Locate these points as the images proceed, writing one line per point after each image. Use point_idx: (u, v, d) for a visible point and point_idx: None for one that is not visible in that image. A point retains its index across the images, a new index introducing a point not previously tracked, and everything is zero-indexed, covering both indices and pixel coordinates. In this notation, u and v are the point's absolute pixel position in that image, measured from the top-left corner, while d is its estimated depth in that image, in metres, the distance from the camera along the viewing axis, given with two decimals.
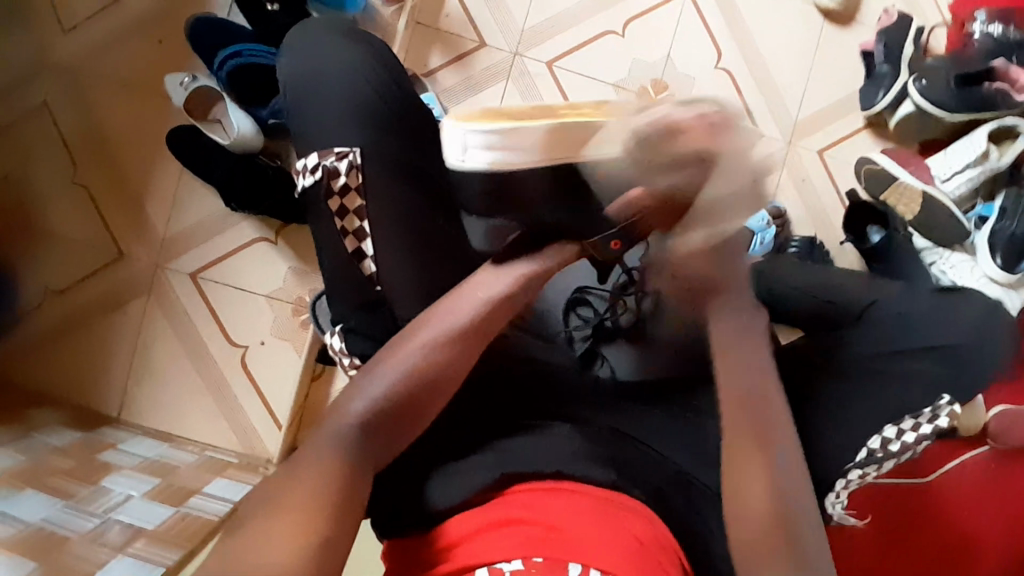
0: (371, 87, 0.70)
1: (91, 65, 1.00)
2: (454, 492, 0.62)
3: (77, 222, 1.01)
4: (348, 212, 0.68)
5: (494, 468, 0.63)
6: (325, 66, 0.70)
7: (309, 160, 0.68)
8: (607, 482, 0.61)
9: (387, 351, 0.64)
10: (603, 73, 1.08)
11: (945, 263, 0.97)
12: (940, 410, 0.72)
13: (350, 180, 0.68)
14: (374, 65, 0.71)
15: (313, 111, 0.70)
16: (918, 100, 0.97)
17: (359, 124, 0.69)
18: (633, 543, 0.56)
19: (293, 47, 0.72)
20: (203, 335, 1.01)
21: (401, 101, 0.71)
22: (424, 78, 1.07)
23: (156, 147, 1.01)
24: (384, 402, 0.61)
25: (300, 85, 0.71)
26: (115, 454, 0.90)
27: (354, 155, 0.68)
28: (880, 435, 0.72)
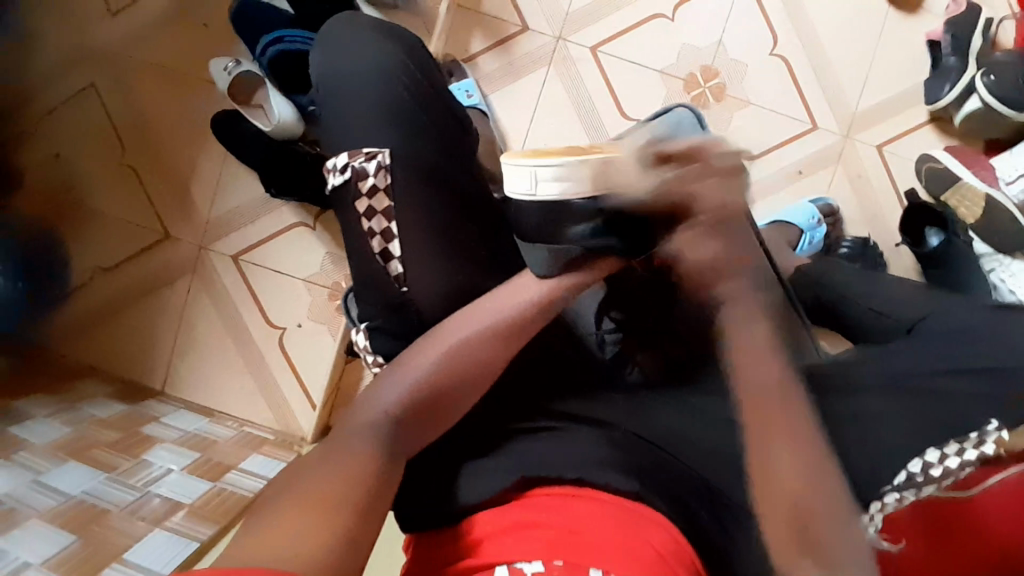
0: (402, 87, 0.69)
1: (144, 51, 1.04)
2: (481, 489, 0.62)
3: (128, 204, 1.05)
4: (376, 213, 0.67)
5: (515, 471, 0.62)
6: (357, 63, 0.70)
7: (339, 159, 0.68)
8: (632, 491, 0.58)
9: (413, 348, 0.61)
10: (649, 59, 1.04)
11: (1004, 271, 0.89)
12: (986, 436, 0.63)
13: (378, 181, 0.67)
14: (407, 64, 0.70)
15: (342, 108, 0.69)
16: (986, 97, 0.89)
17: (388, 124, 0.68)
18: (654, 555, 0.53)
19: (327, 41, 0.72)
20: (242, 316, 1.04)
21: (431, 101, 0.71)
22: (464, 64, 1.06)
23: (202, 133, 1.04)
24: (406, 400, 0.58)
25: (332, 81, 0.70)
26: (158, 428, 0.94)
27: (382, 156, 0.67)
28: (920, 460, 0.63)
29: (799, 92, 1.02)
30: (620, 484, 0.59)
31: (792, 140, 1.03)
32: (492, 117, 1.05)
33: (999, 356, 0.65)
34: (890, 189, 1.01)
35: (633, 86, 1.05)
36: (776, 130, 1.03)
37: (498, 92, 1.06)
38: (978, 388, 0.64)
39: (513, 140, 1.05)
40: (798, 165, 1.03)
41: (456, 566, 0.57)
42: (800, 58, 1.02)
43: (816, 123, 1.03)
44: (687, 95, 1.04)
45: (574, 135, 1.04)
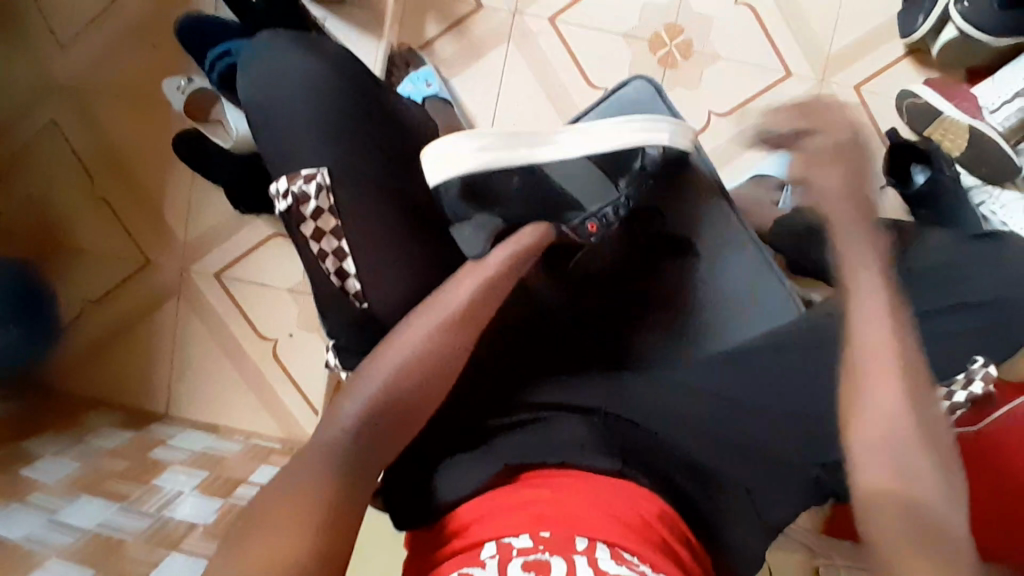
0: (335, 109, 0.66)
1: (97, 77, 1.02)
2: (461, 486, 0.57)
3: (104, 235, 1.05)
4: (324, 234, 0.65)
5: (502, 456, 0.58)
6: (287, 91, 0.67)
7: (279, 184, 0.66)
8: (613, 470, 0.56)
9: (369, 361, 0.59)
10: (611, 23, 1.01)
11: (995, 203, 0.88)
12: (974, 375, 0.65)
13: (321, 202, 0.65)
14: (337, 85, 0.67)
15: (279, 139, 0.67)
16: (959, 25, 0.85)
17: (319, 140, 0.65)
18: (639, 522, 0.52)
19: (255, 67, 0.69)
20: (234, 331, 1.05)
21: (366, 116, 0.68)
22: (421, 51, 1.03)
23: (167, 156, 1.03)
24: (366, 420, 0.55)
25: (264, 110, 0.68)
26: (166, 451, 0.96)
27: (321, 175, 0.65)
28: (919, 409, 0.65)
29: (770, 39, 0.99)
30: (601, 465, 0.56)
31: (766, 90, 1.00)
32: (457, 102, 1.02)
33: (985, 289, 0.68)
34: (874, 131, 0.98)
35: (598, 51, 1.01)
36: (750, 81, 1.00)
37: (459, 76, 1.03)
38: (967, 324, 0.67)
39: (481, 122, 1.03)
40: (775, 116, 1.00)
41: (443, 552, 0.54)
42: (767, 4, 0.98)
43: (790, 69, 0.99)
44: (654, 56, 1.01)
45: (542, 110, 1.02)
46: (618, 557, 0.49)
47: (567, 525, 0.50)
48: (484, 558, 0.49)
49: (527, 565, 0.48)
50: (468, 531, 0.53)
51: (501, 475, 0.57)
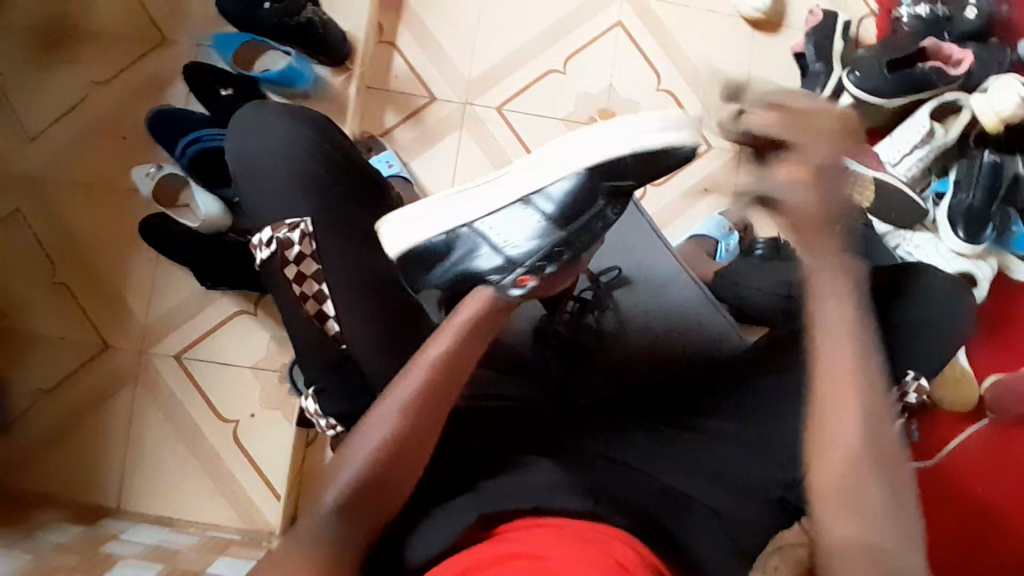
0: (317, 175, 0.71)
1: (64, 168, 1.06)
2: (430, 545, 0.56)
3: (62, 321, 1.04)
4: (306, 278, 0.68)
5: (472, 510, 0.57)
6: (269, 158, 0.71)
7: (263, 233, 0.69)
8: (585, 509, 0.56)
9: (347, 444, 0.59)
10: (552, 109, 1.13)
11: (910, 243, 1.02)
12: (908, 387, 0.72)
13: (304, 248, 0.68)
14: (317, 154, 0.72)
15: (260, 197, 0.71)
16: (855, 93, 1.03)
17: (300, 199, 0.70)
18: (611, 563, 0.50)
19: (238, 136, 0.74)
20: (192, 415, 1.02)
21: (343, 180, 0.73)
22: (381, 138, 1.12)
23: (131, 242, 1.05)
24: (348, 503, 0.56)
25: (247, 173, 0.72)
26: (119, 544, 0.89)
27: (304, 224, 0.69)
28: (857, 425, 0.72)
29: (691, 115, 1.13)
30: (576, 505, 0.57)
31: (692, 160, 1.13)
32: (416, 181, 1.10)
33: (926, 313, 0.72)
34: None
35: (543, 134, 1.13)
36: None
37: (418, 159, 1.11)
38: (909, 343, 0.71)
39: None
40: (702, 183, 1.12)
41: None
42: (685, 88, 1.14)
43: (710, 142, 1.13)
44: None
45: None
46: None
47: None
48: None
49: None
50: None
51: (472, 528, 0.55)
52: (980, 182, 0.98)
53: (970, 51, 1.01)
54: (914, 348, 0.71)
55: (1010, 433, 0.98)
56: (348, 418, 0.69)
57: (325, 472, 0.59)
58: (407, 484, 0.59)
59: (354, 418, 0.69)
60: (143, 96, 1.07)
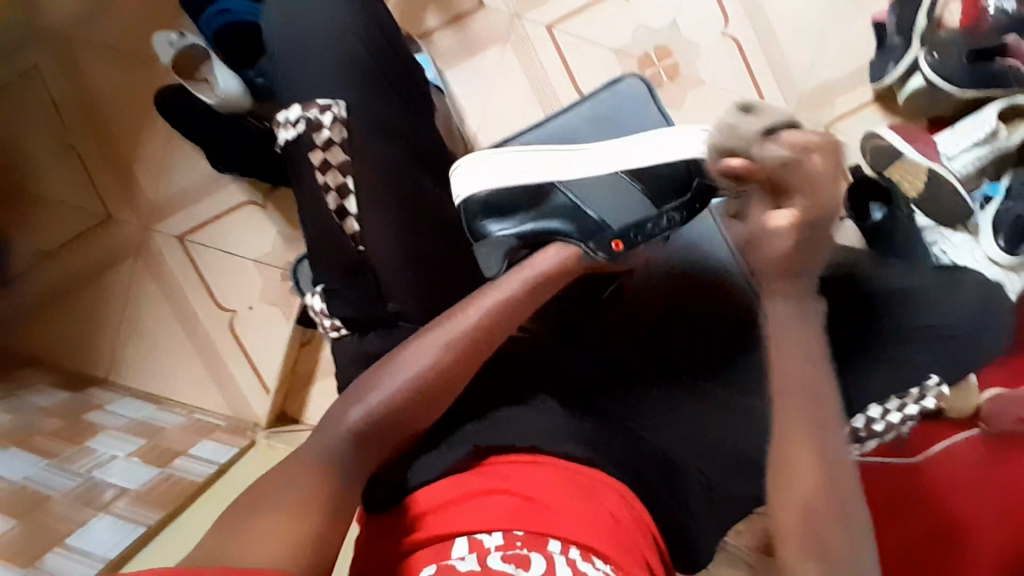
0: (362, 52, 0.67)
1: (83, 26, 1.00)
2: (431, 467, 0.59)
3: (69, 184, 1.02)
4: (331, 167, 0.64)
5: (465, 443, 0.60)
6: (314, 29, 0.67)
7: (291, 112, 0.65)
8: (585, 457, 0.58)
9: (377, 373, 0.60)
10: (604, 39, 1.05)
11: (946, 244, 0.97)
12: (927, 391, 0.67)
13: (334, 134, 0.64)
14: (368, 31, 0.68)
15: (293, 70, 0.67)
16: (928, 75, 0.96)
17: (337, 77, 0.65)
18: (609, 520, 0.53)
19: (284, 0, 0.69)
20: (191, 299, 1.01)
21: (389, 64, 0.69)
22: (418, 40, 1.05)
23: (144, 112, 1.00)
24: (365, 432, 0.57)
25: (284, 43, 0.67)
26: (103, 415, 0.89)
27: (338, 108, 0.64)
28: (863, 415, 0.67)
29: (750, 70, 1.05)
30: (573, 451, 0.58)
31: None
32: (449, 93, 1.04)
33: (949, 311, 0.69)
34: None
35: (591, 64, 1.05)
36: (728, 109, 1.06)
37: (454, 70, 1.05)
38: (929, 345, 0.69)
39: (470, 116, 1.05)
40: None
41: (414, 538, 0.54)
42: (750, 39, 1.05)
43: (765, 103, 1.06)
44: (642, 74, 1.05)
45: (532, 112, 1.04)
46: (587, 558, 0.50)
47: (543, 528, 0.52)
48: (455, 556, 0.51)
49: (505, 560, 0.50)
50: (437, 518, 0.54)
51: (467, 459, 0.58)
52: None
53: None
54: (943, 352, 0.68)
55: None
56: (350, 327, 0.65)
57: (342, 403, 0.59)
58: (420, 421, 0.59)
59: (362, 323, 0.65)
60: None
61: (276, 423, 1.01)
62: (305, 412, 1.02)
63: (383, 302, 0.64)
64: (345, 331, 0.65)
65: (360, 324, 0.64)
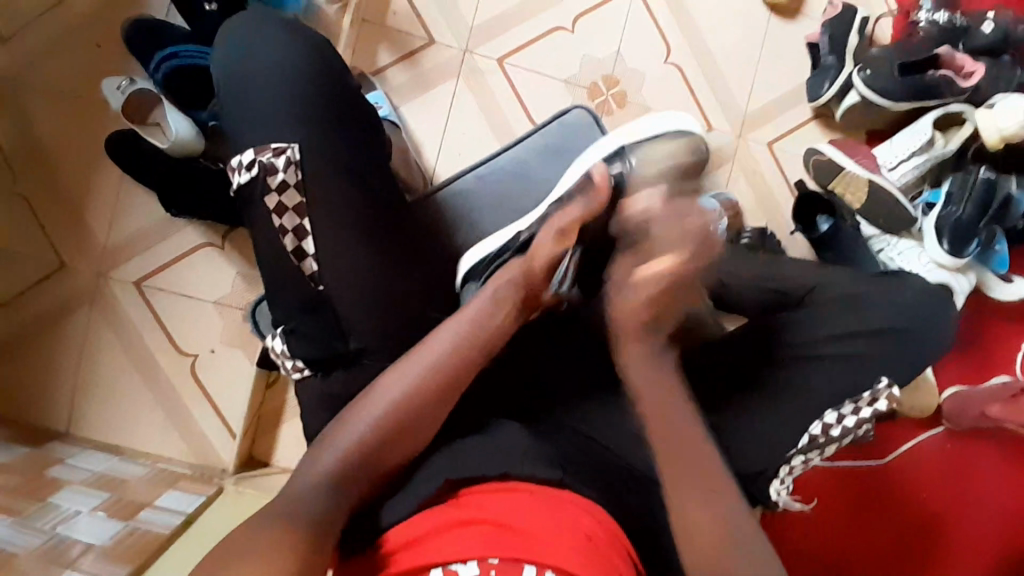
0: (313, 93, 0.67)
1: (27, 73, 0.99)
2: (402, 506, 0.59)
3: (17, 233, 0.99)
4: (287, 210, 0.65)
5: (437, 477, 0.60)
6: (264, 74, 0.67)
7: (245, 156, 0.65)
8: (554, 479, 0.59)
9: (347, 416, 0.62)
10: (554, 69, 1.08)
11: (892, 250, 1.02)
12: (879, 393, 0.69)
13: (289, 177, 0.65)
14: (318, 71, 0.68)
15: (246, 115, 0.67)
16: (862, 90, 1.01)
17: (291, 120, 0.66)
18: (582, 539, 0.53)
19: (232, 47, 0.69)
20: (150, 346, 1.00)
21: (341, 100, 0.69)
22: (372, 77, 1.06)
23: (95, 159, 0.99)
24: (342, 467, 0.59)
25: (235, 89, 0.68)
26: (63, 469, 0.87)
27: (292, 151, 0.65)
28: (820, 422, 0.69)
29: (695, 93, 1.09)
30: (544, 474, 0.59)
31: None
32: (405, 128, 1.06)
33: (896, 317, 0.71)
34: (784, 182, 1.10)
35: (543, 94, 1.08)
36: None
37: (409, 104, 1.07)
38: (882, 348, 0.71)
39: (428, 149, 1.07)
40: None
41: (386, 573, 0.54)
42: (693, 64, 1.09)
43: (711, 124, 1.10)
44: (592, 102, 1.08)
45: (487, 142, 1.07)
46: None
47: (518, 554, 0.51)
48: None
49: None
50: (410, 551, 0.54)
51: (442, 491, 0.58)
52: (973, 196, 0.96)
53: (984, 65, 0.99)
54: (894, 356, 0.71)
55: (965, 446, 0.96)
56: (313, 368, 0.66)
57: (315, 448, 0.61)
58: (391, 458, 0.61)
59: (325, 364, 0.66)
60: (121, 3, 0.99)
61: (244, 467, 0.99)
62: (275, 453, 1.01)
63: (345, 339, 0.65)
64: (308, 372, 0.66)
65: (323, 365, 0.65)
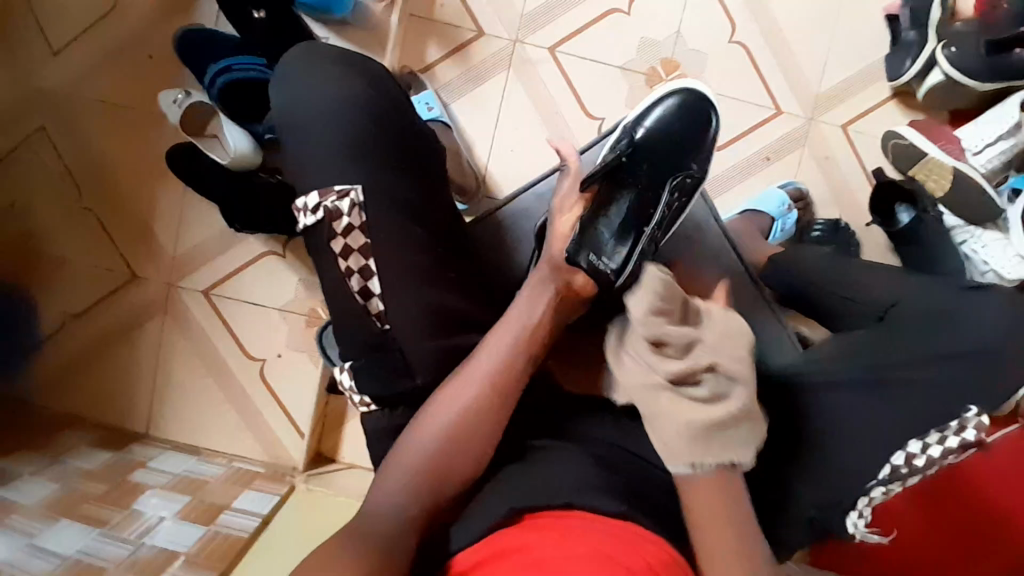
0: (372, 131, 0.66)
1: (90, 89, 1.01)
2: (470, 533, 0.56)
3: (90, 245, 1.03)
4: (353, 251, 0.65)
5: (502, 505, 0.57)
6: (322, 111, 0.66)
7: (310, 198, 0.65)
8: (618, 512, 0.55)
9: (415, 434, 0.62)
10: (609, 56, 1.03)
11: (976, 242, 0.94)
12: (967, 423, 0.65)
13: (353, 220, 0.65)
14: (378, 106, 0.67)
15: (305, 153, 0.66)
16: (946, 70, 0.92)
17: (352, 161, 0.65)
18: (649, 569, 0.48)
19: (288, 77, 0.68)
20: (219, 350, 1.03)
21: (395, 133, 0.68)
22: (421, 74, 1.04)
23: (157, 171, 1.02)
24: (414, 490, 0.59)
25: (294, 126, 0.67)
26: (144, 474, 0.92)
27: (355, 193, 0.65)
28: (903, 451, 0.66)
29: (761, 74, 1.02)
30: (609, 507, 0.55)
31: (757, 126, 1.03)
32: (456, 127, 1.04)
33: (982, 338, 0.67)
34: (859, 169, 1.02)
35: (598, 83, 1.03)
36: (740, 116, 1.03)
37: (460, 101, 1.04)
38: (967, 374, 0.67)
39: (479, 147, 1.04)
40: (764, 152, 1.03)
41: None
42: (759, 43, 1.02)
43: (780, 107, 1.03)
44: (650, 89, 1.03)
45: (541, 136, 1.03)
46: None
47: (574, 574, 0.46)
48: None
49: None
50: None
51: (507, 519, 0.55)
52: None
53: None
54: (981, 384, 0.66)
55: None
56: (380, 404, 0.66)
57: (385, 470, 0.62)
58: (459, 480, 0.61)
59: (393, 400, 0.66)
60: (174, 12, 1.00)
61: (313, 464, 1.03)
62: (341, 450, 1.04)
63: (412, 375, 0.66)
64: (375, 406, 0.66)
65: (389, 401, 0.66)
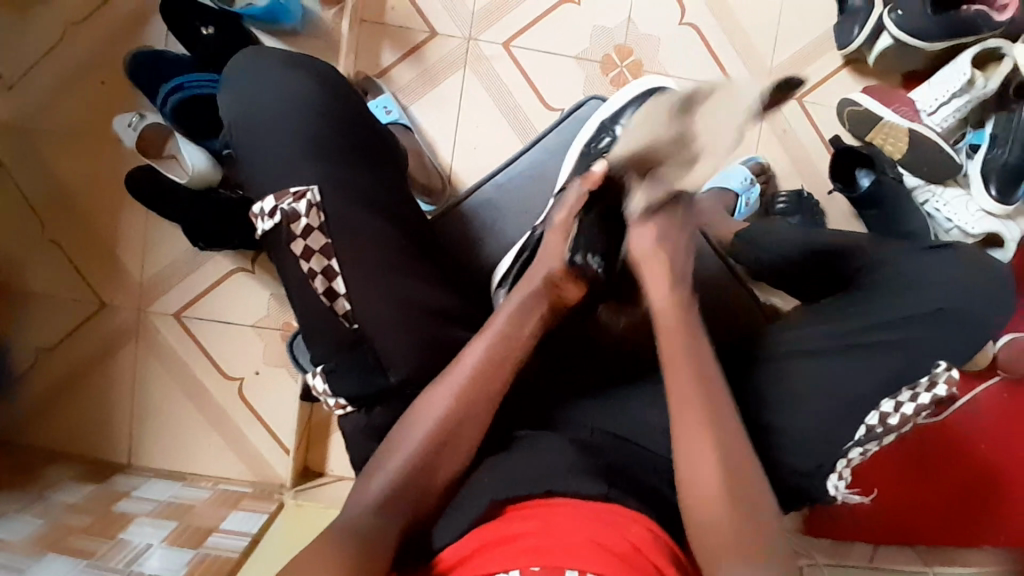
0: (328, 132, 0.66)
1: (44, 118, 1.00)
2: (454, 528, 0.56)
3: (56, 277, 1.02)
4: (314, 253, 0.64)
5: (482, 498, 0.57)
6: (275, 115, 0.65)
7: (266, 203, 0.64)
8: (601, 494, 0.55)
9: (394, 438, 0.61)
10: (564, 47, 1.03)
11: (938, 201, 0.96)
12: (937, 377, 0.65)
13: (312, 220, 0.63)
14: (332, 108, 0.67)
15: (260, 159, 0.65)
16: (894, 33, 0.93)
17: (310, 162, 0.65)
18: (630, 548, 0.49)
19: (239, 84, 0.68)
20: (197, 373, 1.02)
21: (349, 134, 0.68)
22: (378, 79, 1.04)
23: (119, 197, 1.01)
24: (393, 492, 0.58)
25: (248, 133, 0.66)
26: (129, 503, 0.90)
27: (312, 193, 0.63)
28: (877, 411, 0.65)
29: (715, 52, 1.03)
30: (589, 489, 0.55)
31: None
32: (418, 129, 1.04)
33: (941, 295, 0.68)
34: (817, 139, 1.04)
35: (554, 74, 1.04)
36: None
37: (418, 103, 1.04)
38: (936, 329, 0.66)
39: (442, 147, 1.04)
40: None
41: None
42: (710, 21, 1.03)
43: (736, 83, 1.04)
44: (606, 76, 1.04)
45: (502, 132, 1.04)
46: None
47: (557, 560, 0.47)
48: None
49: None
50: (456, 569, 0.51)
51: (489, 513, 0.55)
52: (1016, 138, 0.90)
53: None
54: (950, 338, 0.67)
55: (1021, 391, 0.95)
56: (357, 404, 0.65)
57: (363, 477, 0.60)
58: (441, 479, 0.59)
59: (368, 400, 0.65)
60: (123, 35, 0.99)
61: (301, 480, 1.02)
62: (329, 463, 1.03)
63: (386, 374, 0.65)
64: (352, 407, 0.66)
65: (366, 401, 0.65)
